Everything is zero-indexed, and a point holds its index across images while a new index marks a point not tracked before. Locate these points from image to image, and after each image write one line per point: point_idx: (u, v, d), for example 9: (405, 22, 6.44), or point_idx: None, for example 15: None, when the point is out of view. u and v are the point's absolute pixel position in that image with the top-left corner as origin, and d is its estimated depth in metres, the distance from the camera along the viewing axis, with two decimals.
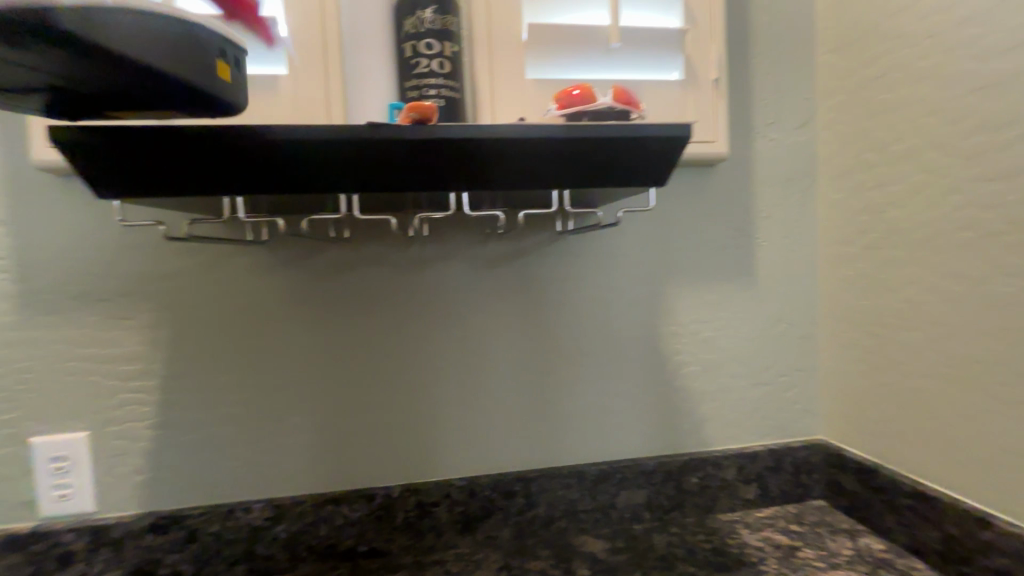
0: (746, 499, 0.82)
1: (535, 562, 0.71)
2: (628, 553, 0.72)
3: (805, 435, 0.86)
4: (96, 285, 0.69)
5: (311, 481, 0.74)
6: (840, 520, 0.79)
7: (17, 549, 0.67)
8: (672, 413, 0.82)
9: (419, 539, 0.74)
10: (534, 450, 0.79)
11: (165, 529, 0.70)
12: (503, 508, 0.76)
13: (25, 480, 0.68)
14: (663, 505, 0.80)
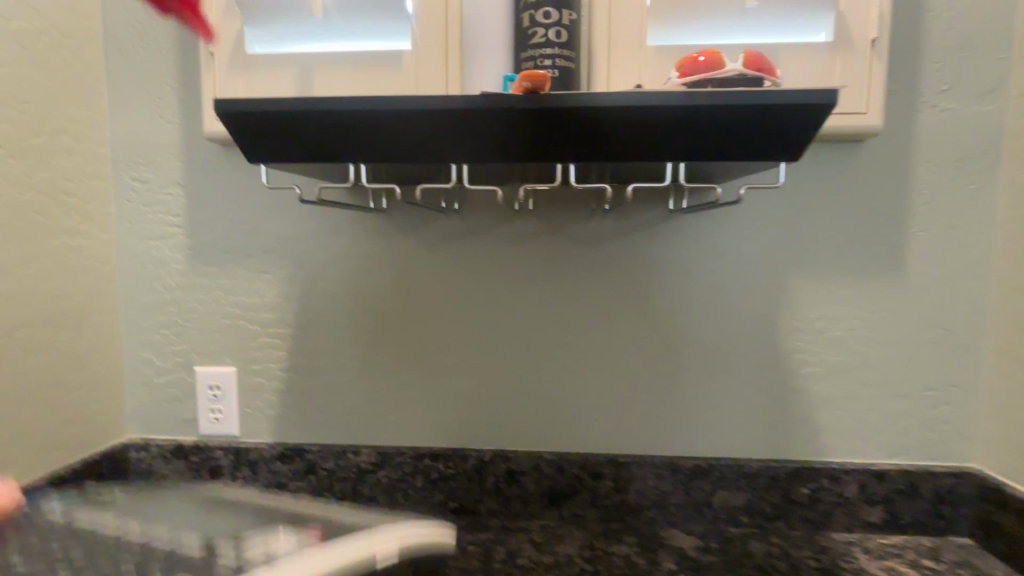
0: (868, 522, 0.73)
1: (619, 548, 0.70)
2: (720, 557, 0.68)
3: (954, 461, 0.73)
4: (246, 242, 0.79)
5: (412, 435, 0.79)
6: (990, 564, 0.67)
7: (183, 458, 0.81)
8: (785, 416, 0.75)
9: (506, 505, 0.77)
10: (626, 435, 0.77)
11: (290, 459, 0.79)
12: (590, 489, 0.75)
13: (190, 402, 0.82)
14: (766, 514, 0.74)
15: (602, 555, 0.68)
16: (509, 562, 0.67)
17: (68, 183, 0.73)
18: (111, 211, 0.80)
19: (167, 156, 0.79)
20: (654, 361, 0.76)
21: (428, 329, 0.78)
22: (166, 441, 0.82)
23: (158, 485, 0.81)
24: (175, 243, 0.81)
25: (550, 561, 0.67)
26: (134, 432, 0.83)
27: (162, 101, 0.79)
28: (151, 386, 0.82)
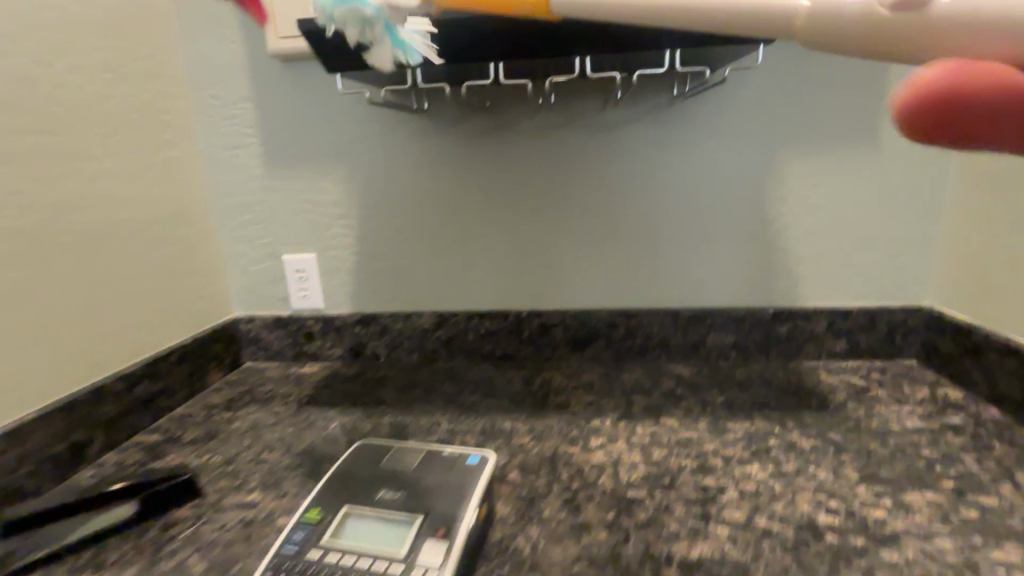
0: (833, 351, 0.90)
1: (630, 375, 0.90)
2: (710, 377, 0.87)
3: (910, 301, 0.89)
4: (311, 146, 0.94)
5: (462, 300, 0.98)
6: (925, 374, 0.84)
7: (281, 327, 1.02)
8: (770, 270, 0.90)
9: (540, 351, 0.96)
10: (635, 292, 0.94)
11: (366, 324, 0.99)
12: (607, 335, 0.94)
13: (281, 284, 1.01)
14: (751, 349, 0.92)
15: (618, 379, 0.88)
16: (546, 386, 0.87)
17: (161, 102, 0.86)
18: (194, 126, 0.94)
19: (235, 74, 0.92)
20: (660, 230, 0.91)
21: (470, 213, 0.94)
22: (266, 314, 1.02)
23: (265, 349, 1.03)
24: (252, 151, 0.95)
25: (577, 384, 0.87)
26: (239, 310, 1.03)
27: (224, 23, 0.90)
28: (247, 272, 1.01)
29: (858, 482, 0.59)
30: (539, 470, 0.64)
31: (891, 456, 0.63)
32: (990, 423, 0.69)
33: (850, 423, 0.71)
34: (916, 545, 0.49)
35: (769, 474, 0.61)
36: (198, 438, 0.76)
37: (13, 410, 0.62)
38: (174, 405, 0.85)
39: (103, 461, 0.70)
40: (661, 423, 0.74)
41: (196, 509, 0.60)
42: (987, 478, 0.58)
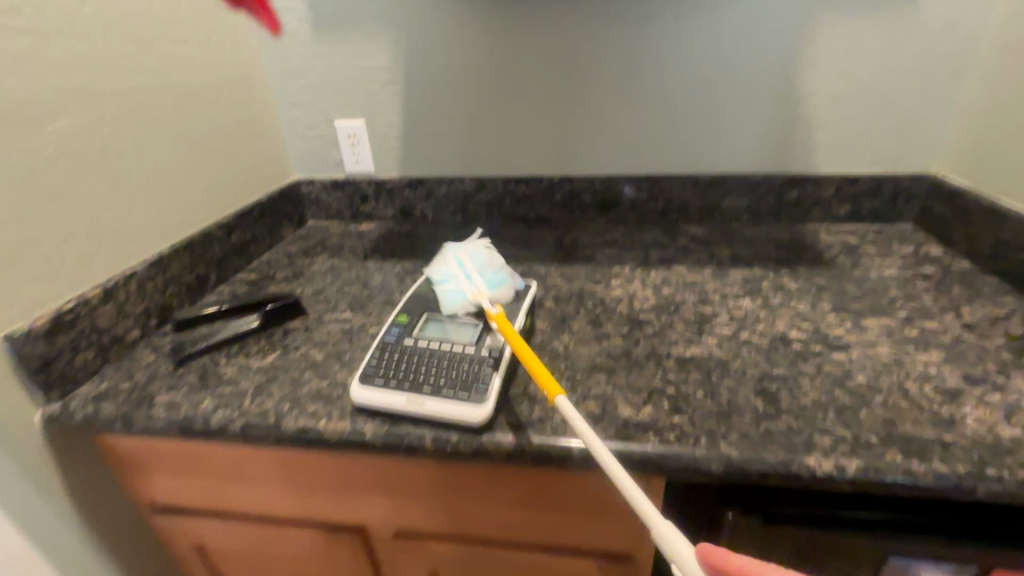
0: (837, 214, 1.00)
1: (650, 233, 1.02)
2: (721, 235, 0.99)
3: (919, 168, 0.95)
4: (356, 11, 0.97)
5: (499, 165, 1.08)
6: (917, 235, 0.94)
7: (339, 189, 1.14)
8: (790, 137, 0.96)
9: (570, 213, 1.08)
10: (660, 158, 1.02)
11: (414, 187, 1.11)
12: (632, 199, 1.05)
13: (335, 149, 1.11)
14: (761, 212, 1.02)
15: (638, 237, 1.01)
16: (574, 242, 1.01)
17: None
18: None
19: None
20: (687, 97, 0.96)
21: (508, 79, 0.99)
22: (324, 178, 1.14)
23: (325, 209, 1.16)
24: (299, 16, 0.99)
25: (602, 241, 1.00)
26: (299, 174, 1.15)
27: None
28: (303, 138, 1.11)
29: (829, 311, 0.73)
30: (570, 301, 0.79)
31: (863, 295, 0.76)
32: (957, 272, 0.81)
33: (835, 271, 0.83)
34: (861, 350, 0.64)
35: (757, 305, 0.75)
36: (289, 277, 0.92)
37: (154, 246, 0.78)
38: (260, 253, 1.01)
39: (220, 291, 0.88)
40: (673, 270, 0.87)
41: (304, 322, 0.77)
42: (936, 310, 0.71)
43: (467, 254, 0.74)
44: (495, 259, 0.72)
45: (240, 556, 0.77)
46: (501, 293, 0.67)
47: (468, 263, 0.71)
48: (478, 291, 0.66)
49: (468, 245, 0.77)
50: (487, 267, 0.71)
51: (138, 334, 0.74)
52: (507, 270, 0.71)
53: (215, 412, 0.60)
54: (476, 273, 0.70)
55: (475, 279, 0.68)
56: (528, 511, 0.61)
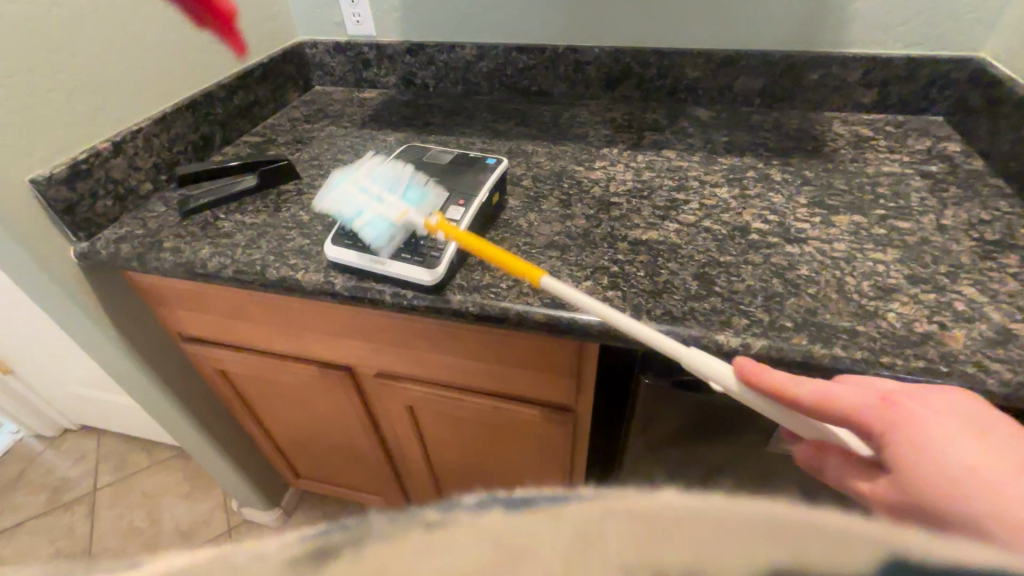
0: (861, 103, 0.92)
1: (651, 114, 0.98)
2: (725, 120, 0.94)
3: (964, 50, 0.84)
4: None
5: (503, 31, 1.02)
6: (942, 130, 0.87)
7: (341, 53, 1.12)
8: (821, 8, 0.86)
9: (574, 89, 1.04)
10: (673, 28, 0.94)
11: (415, 53, 1.08)
12: (638, 76, 0.99)
13: (335, 8, 1.07)
14: (777, 96, 0.95)
15: (638, 118, 0.97)
16: (571, 120, 0.98)
17: None
18: None
19: None
20: None
21: None
22: (327, 40, 1.12)
23: (330, 74, 1.15)
24: None
25: (600, 120, 0.97)
26: (302, 34, 1.12)
27: None
28: None
29: (804, 205, 0.71)
30: (547, 180, 0.81)
31: (848, 190, 0.74)
32: (963, 172, 0.76)
33: (830, 164, 0.80)
34: (818, 244, 0.64)
35: (732, 194, 0.74)
36: (289, 142, 0.96)
37: (159, 104, 0.82)
38: (266, 116, 1.04)
39: (225, 152, 0.94)
40: (661, 154, 0.85)
41: (296, 185, 0.83)
42: (918, 210, 0.69)
43: (365, 176, 0.65)
44: (402, 171, 0.67)
45: (256, 381, 0.92)
46: (426, 204, 0.63)
47: (373, 185, 0.64)
48: (401, 209, 0.61)
49: (358, 172, 0.66)
50: (397, 184, 0.65)
51: (150, 187, 0.81)
52: (414, 174, 0.67)
53: (212, 259, 0.68)
54: (385, 194, 0.63)
55: (392, 198, 0.62)
56: (478, 363, 0.70)
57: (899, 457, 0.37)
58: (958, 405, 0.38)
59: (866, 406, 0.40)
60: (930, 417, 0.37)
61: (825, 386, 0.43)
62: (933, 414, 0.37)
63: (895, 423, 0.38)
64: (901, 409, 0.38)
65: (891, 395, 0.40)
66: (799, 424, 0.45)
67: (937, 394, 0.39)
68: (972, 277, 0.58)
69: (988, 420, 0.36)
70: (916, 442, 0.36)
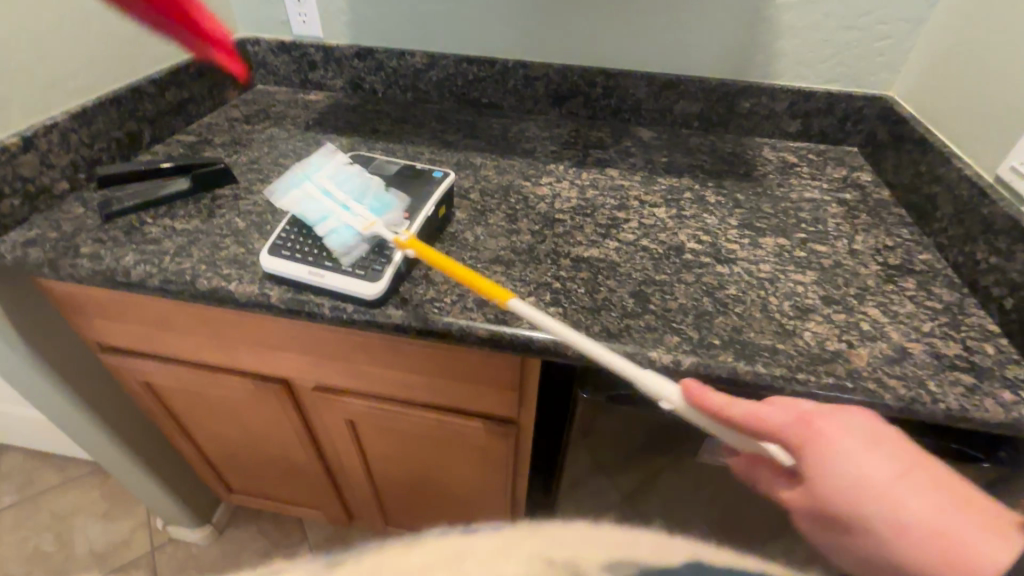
0: (787, 131, 0.99)
1: (596, 132, 1.01)
2: (665, 141, 0.99)
3: (876, 89, 0.93)
4: None
5: (454, 42, 1.02)
6: (855, 160, 0.95)
7: (286, 53, 1.08)
8: (753, 42, 0.92)
9: (523, 102, 1.06)
10: (618, 51, 0.98)
11: (364, 58, 1.06)
12: (585, 94, 1.02)
13: (279, 6, 1.03)
14: (713, 120, 1.00)
15: (584, 135, 1.00)
16: (520, 134, 1.00)
17: None
18: None
19: None
20: None
21: None
22: (270, 38, 1.08)
23: (273, 73, 1.11)
24: None
25: (548, 136, 0.99)
26: (244, 30, 1.08)
27: None
28: None
29: (734, 227, 0.76)
30: (494, 194, 0.81)
31: (773, 214, 0.79)
32: (873, 201, 0.84)
33: (759, 188, 0.85)
34: (745, 265, 0.69)
35: (670, 214, 0.78)
36: (226, 143, 0.92)
37: (75, 97, 0.76)
38: (202, 114, 0.99)
39: (154, 151, 0.88)
40: (604, 172, 0.88)
41: (233, 190, 0.79)
42: (833, 235, 0.75)
43: (332, 183, 0.66)
44: (368, 180, 0.67)
45: (185, 394, 0.87)
46: (388, 215, 0.63)
47: (338, 192, 0.65)
48: (368, 219, 0.62)
49: (326, 173, 0.68)
50: (362, 193, 0.66)
51: (66, 186, 0.76)
52: (379, 183, 0.67)
53: (136, 267, 0.64)
54: (350, 202, 0.64)
55: (357, 207, 0.63)
56: (421, 377, 0.70)
57: (816, 474, 0.41)
58: (863, 424, 0.42)
59: (794, 427, 0.42)
60: (843, 437, 0.41)
61: (755, 405, 0.44)
62: (845, 436, 0.41)
63: (811, 443, 0.41)
64: (822, 429, 0.41)
65: (812, 416, 0.42)
66: (734, 437, 0.47)
67: (844, 412, 0.42)
68: (876, 299, 0.64)
69: (886, 440, 0.41)
70: (836, 467, 0.40)
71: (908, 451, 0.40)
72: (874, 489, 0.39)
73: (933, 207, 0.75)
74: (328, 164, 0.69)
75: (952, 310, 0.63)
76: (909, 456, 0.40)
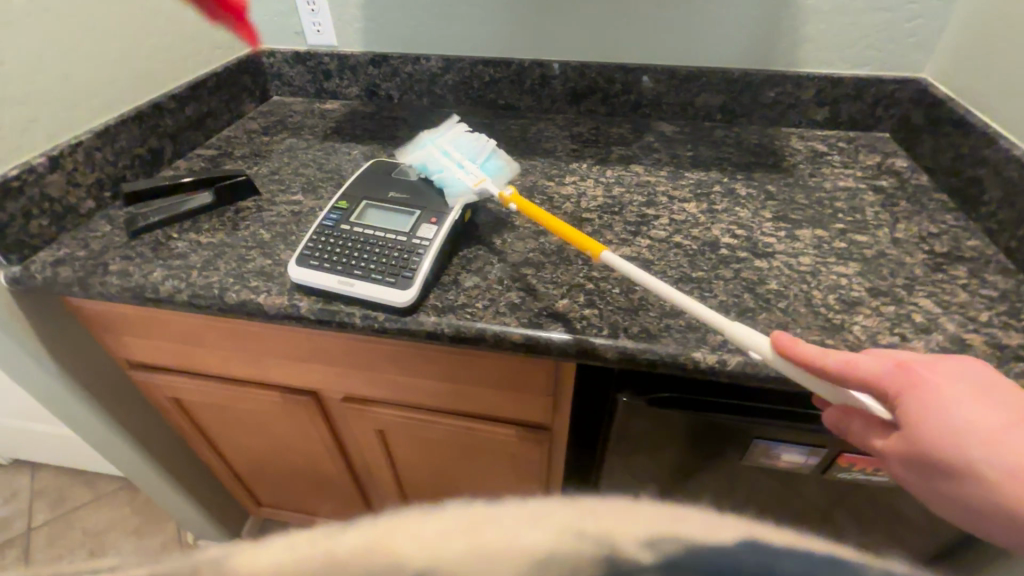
0: (814, 119, 0.96)
1: (617, 129, 0.99)
2: (688, 134, 0.96)
3: (907, 72, 0.90)
4: None
5: (469, 43, 1.01)
6: (888, 146, 0.92)
7: (300, 63, 1.08)
8: (776, 29, 0.90)
9: (540, 102, 1.04)
10: (637, 45, 0.96)
11: (379, 65, 1.06)
12: (604, 90, 1.01)
13: (294, 16, 1.03)
14: (736, 112, 0.98)
15: (605, 132, 0.98)
16: (539, 134, 0.98)
17: None
18: None
19: None
20: None
21: None
22: (285, 49, 1.08)
23: (289, 84, 1.11)
24: None
25: (567, 135, 0.98)
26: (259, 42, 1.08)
27: None
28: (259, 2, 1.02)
29: (768, 220, 0.73)
30: None
31: (808, 205, 0.76)
32: (912, 187, 0.80)
33: (790, 179, 0.83)
34: (784, 258, 0.66)
35: (700, 209, 0.76)
36: (246, 155, 0.92)
37: (100, 115, 0.77)
38: (220, 128, 1.00)
39: (176, 166, 0.88)
40: (629, 169, 0.86)
41: (256, 201, 0.79)
42: (873, 224, 0.72)
43: (452, 141, 0.72)
44: (482, 143, 0.71)
45: (214, 408, 0.87)
46: (497, 179, 0.68)
47: (456, 151, 0.70)
48: (478, 177, 0.67)
49: (445, 136, 0.73)
50: (476, 153, 0.70)
51: (92, 204, 0.76)
52: (494, 147, 0.72)
53: (164, 282, 0.64)
54: (466, 161, 0.69)
55: (471, 166, 0.68)
56: (452, 385, 0.68)
57: (914, 418, 0.39)
58: (976, 373, 0.39)
59: (892, 373, 0.40)
60: (950, 384, 0.39)
61: (850, 355, 0.42)
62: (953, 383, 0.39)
63: (912, 389, 0.39)
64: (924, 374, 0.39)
65: (916, 364, 0.40)
66: (825, 389, 0.45)
67: (954, 361, 0.40)
68: (926, 288, 0.61)
69: (1001, 389, 0.38)
70: (938, 407, 0.38)
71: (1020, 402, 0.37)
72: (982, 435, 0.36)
73: (978, 191, 0.72)
74: (438, 129, 0.74)
75: (1009, 297, 0.60)
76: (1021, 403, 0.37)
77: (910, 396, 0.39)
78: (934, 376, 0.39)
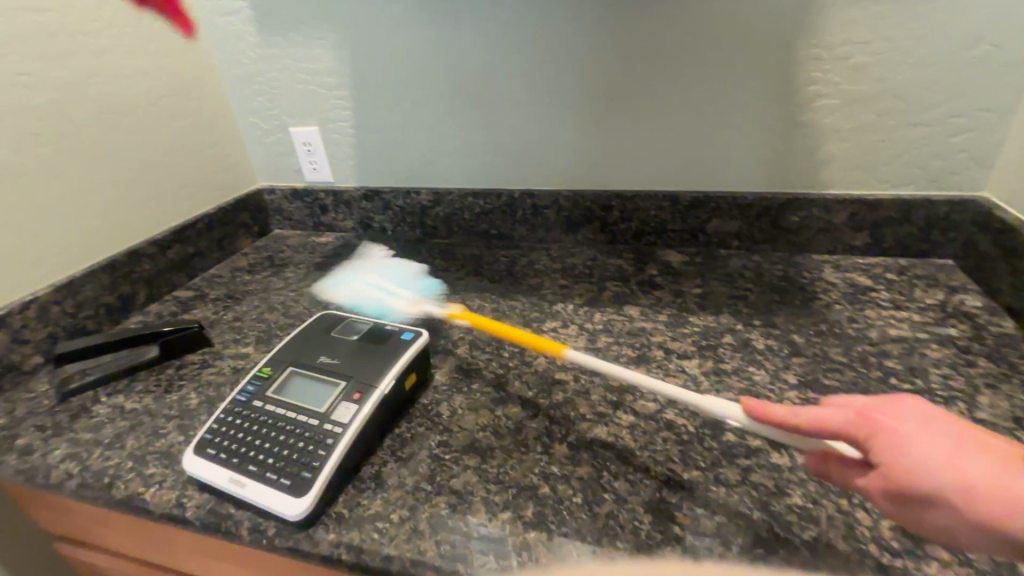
0: (852, 245, 0.81)
1: (617, 260, 0.88)
2: (699, 266, 0.84)
3: (963, 191, 0.75)
4: (297, 10, 0.90)
5: (458, 176, 0.98)
6: (953, 278, 0.74)
7: (298, 199, 1.09)
8: (792, 150, 0.79)
9: (534, 232, 0.96)
10: (633, 171, 0.88)
11: (372, 199, 1.04)
12: (602, 219, 0.92)
13: (292, 157, 1.05)
14: (755, 238, 0.85)
15: (602, 264, 0.87)
16: (529, 267, 0.89)
17: None
18: None
19: None
20: (663, 102, 0.82)
21: (467, 81, 0.89)
22: (284, 187, 1.09)
23: (288, 219, 1.11)
24: (245, 16, 0.93)
25: (559, 268, 0.88)
26: (261, 181, 1.10)
27: None
28: (262, 145, 1.06)
29: (793, 387, 0.57)
30: (487, 348, 0.69)
31: (848, 364, 0.60)
32: (991, 338, 0.62)
33: (824, 325, 0.67)
34: None
35: (704, 370, 0.61)
36: (220, 297, 0.88)
37: (70, 266, 0.77)
38: (208, 267, 0.98)
39: (147, 312, 0.86)
40: (622, 312, 0.74)
41: (202, 356, 0.72)
42: (941, 397, 0.54)
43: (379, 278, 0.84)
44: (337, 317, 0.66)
45: None
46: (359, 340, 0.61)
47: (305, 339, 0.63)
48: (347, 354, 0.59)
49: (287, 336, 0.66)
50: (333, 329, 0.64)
51: (40, 360, 0.73)
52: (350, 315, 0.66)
53: (59, 464, 0.56)
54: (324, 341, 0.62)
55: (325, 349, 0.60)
56: None
57: (885, 468, 0.34)
58: (921, 408, 0.35)
59: (842, 423, 0.36)
60: (904, 426, 0.34)
61: (812, 408, 0.38)
62: (925, 413, 0.35)
63: (878, 440, 0.35)
64: (876, 418, 0.35)
65: (869, 407, 0.36)
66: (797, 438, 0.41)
67: (907, 400, 0.36)
68: None
69: (960, 431, 0.33)
70: (899, 453, 0.33)
71: (968, 430, 0.33)
72: (951, 472, 0.31)
73: None
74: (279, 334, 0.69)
75: None
76: (974, 436, 0.33)
77: (879, 442, 0.35)
78: (909, 410, 0.35)
